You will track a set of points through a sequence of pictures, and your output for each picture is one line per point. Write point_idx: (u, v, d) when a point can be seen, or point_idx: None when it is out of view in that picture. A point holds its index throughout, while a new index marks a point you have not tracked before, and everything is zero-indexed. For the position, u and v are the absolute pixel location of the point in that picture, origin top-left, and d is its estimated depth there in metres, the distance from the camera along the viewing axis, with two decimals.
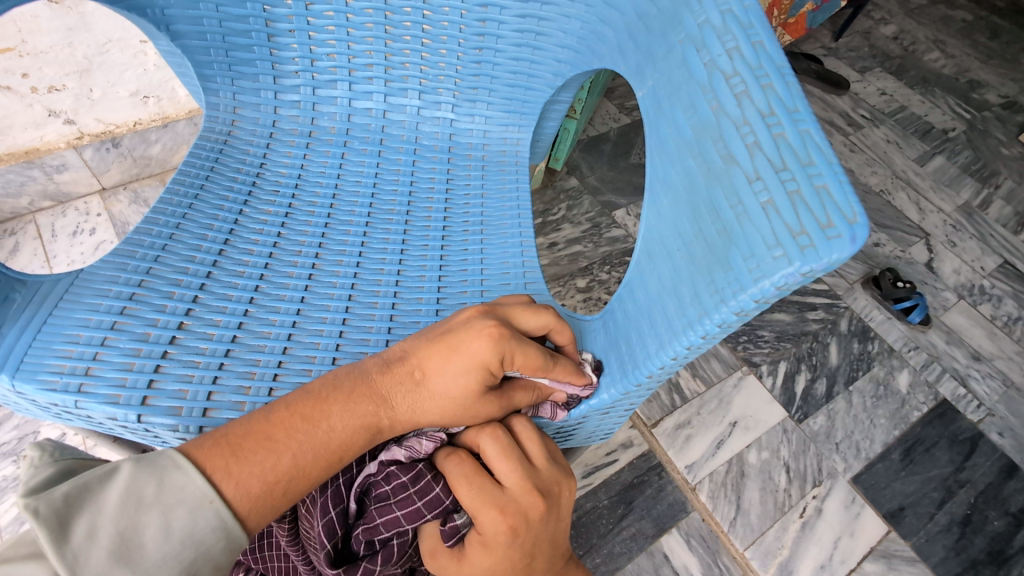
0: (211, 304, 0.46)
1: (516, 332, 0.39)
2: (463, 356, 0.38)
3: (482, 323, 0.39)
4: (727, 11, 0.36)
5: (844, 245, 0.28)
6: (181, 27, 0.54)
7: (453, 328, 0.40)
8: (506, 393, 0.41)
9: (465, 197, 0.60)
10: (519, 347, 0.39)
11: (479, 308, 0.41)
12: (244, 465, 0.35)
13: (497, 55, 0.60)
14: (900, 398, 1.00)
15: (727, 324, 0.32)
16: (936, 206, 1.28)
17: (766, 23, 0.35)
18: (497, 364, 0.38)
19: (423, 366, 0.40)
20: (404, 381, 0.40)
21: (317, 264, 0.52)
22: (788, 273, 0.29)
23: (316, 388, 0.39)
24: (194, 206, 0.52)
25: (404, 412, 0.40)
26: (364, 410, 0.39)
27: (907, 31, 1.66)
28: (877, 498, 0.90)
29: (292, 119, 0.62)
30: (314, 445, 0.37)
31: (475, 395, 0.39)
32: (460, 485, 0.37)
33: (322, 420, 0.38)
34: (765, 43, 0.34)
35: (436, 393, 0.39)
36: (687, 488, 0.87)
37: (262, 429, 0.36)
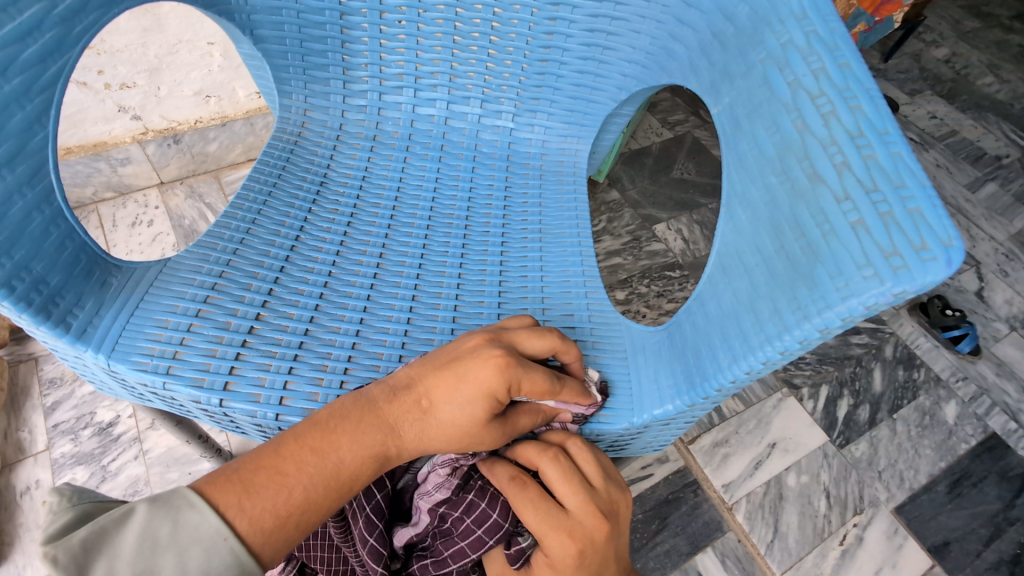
0: (285, 298, 0.47)
1: (523, 360, 0.40)
2: (471, 385, 0.38)
3: (488, 351, 0.39)
4: (811, 32, 0.37)
5: (938, 268, 0.28)
6: (263, 31, 0.57)
7: (459, 355, 0.40)
8: (512, 423, 0.41)
9: (523, 205, 0.61)
10: (524, 375, 0.40)
11: (484, 335, 0.41)
12: (256, 500, 0.35)
13: (562, 67, 0.61)
14: (947, 429, 0.98)
15: (808, 341, 0.33)
16: (988, 234, 1.25)
17: (852, 44, 0.36)
18: (504, 391, 0.39)
19: (429, 393, 0.39)
20: (410, 409, 0.39)
21: (381, 264, 0.53)
22: (879, 293, 0.29)
23: (322, 418, 0.39)
24: (267, 204, 0.54)
25: (412, 440, 0.39)
26: (373, 441, 0.38)
27: (960, 54, 1.63)
28: (920, 530, 0.87)
29: (358, 123, 0.64)
30: (324, 476, 0.37)
31: (481, 424, 0.39)
32: (522, 509, 0.39)
33: (331, 451, 0.37)
34: (852, 64, 0.35)
35: (443, 422, 0.39)
36: (723, 508, 0.87)
37: (273, 462, 0.36)
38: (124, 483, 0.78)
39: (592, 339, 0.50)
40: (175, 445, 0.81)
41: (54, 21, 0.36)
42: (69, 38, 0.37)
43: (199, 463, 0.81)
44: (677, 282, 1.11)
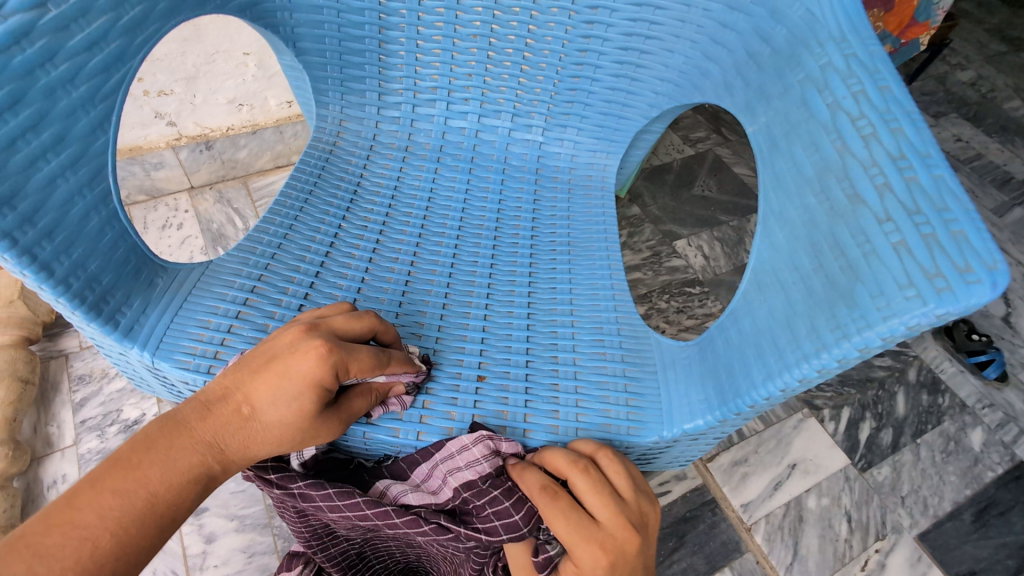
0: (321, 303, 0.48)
1: (346, 345, 0.40)
2: (294, 382, 0.37)
3: (307, 344, 0.38)
4: (852, 57, 0.38)
5: (983, 291, 0.28)
6: (306, 44, 0.59)
7: (276, 353, 0.38)
8: (344, 407, 0.41)
9: (551, 217, 0.62)
10: (351, 360, 0.40)
11: (300, 326, 0.40)
12: (52, 560, 0.31)
13: (594, 83, 0.62)
14: (973, 456, 0.96)
15: (847, 360, 0.33)
16: (1015, 259, 1.23)
17: (892, 69, 0.37)
18: (330, 380, 0.38)
19: (250, 400, 0.38)
20: (229, 418, 0.38)
21: (413, 271, 0.54)
22: (922, 313, 0.29)
23: (123, 453, 0.35)
24: (303, 211, 0.56)
25: (239, 448, 0.38)
26: (192, 460, 0.36)
27: (986, 77, 1.62)
28: (945, 559, 0.85)
29: (391, 134, 0.66)
30: (137, 511, 0.34)
31: (313, 416, 0.38)
32: (552, 519, 0.41)
33: (139, 486, 0.34)
34: (892, 88, 0.36)
35: (271, 425, 0.38)
36: (741, 528, 0.86)
37: (66, 515, 0.32)
38: None
39: (622, 352, 0.50)
40: None
41: (119, 31, 0.38)
42: (131, 48, 0.39)
43: None
44: (697, 299, 1.11)
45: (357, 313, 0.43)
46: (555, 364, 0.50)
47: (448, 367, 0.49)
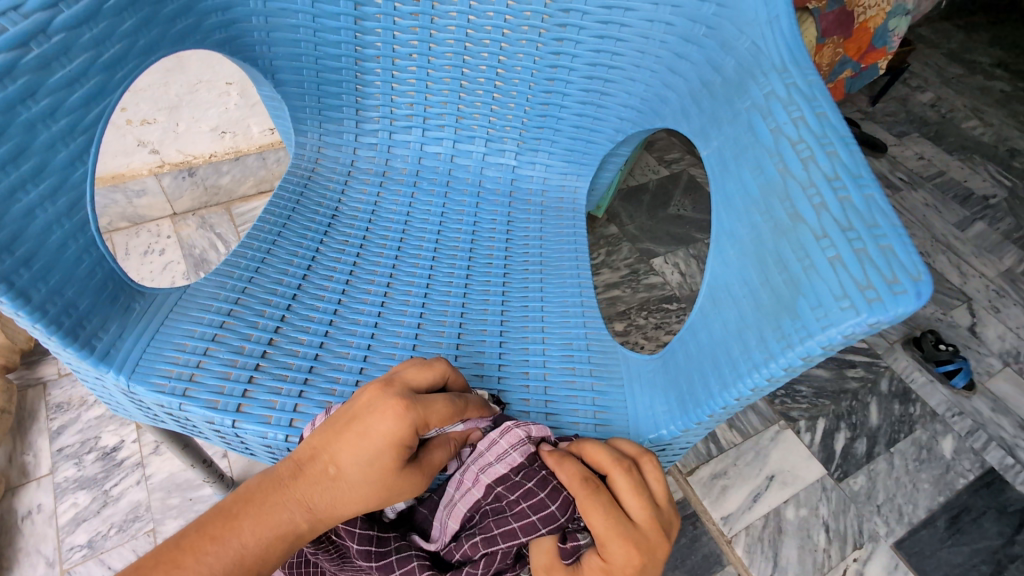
0: (296, 324, 0.50)
1: (422, 400, 0.40)
2: (375, 441, 0.38)
3: (385, 401, 0.39)
4: (791, 85, 0.41)
5: (909, 300, 0.31)
6: (284, 76, 0.61)
7: (357, 412, 0.40)
8: (426, 462, 0.41)
9: (524, 238, 0.64)
10: (429, 415, 0.40)
11: (378, 382, 0.41)
12: None
13: (563, 109, 0.65)
14: (945, 463, 0.98)
15: (792, 368, 0.35)
16: (978, 271, 1.28)
17: (828, 97, 0.40)
18: (409, 437, 0.39)
19: (335, 458, 0.39)
20: (319, 478, 0.39)
21: (389, 292, 0.56)
22: (855, 323, 0.32)
23: (227, 504, 0.38)
24: (281, 235, 0.57)
25: (324, 509, 0.39)
26: (279, 519, 0.38)
27: (944, 99, 1.69)
28: (921, 566, 0.87)
29: (368, 160, 0.68)
30: (227, 563, 0.36)
31: (393, 473, 0.39)
32: (591, 513, 0.39)
33: (233, 536, 0.37)
34: (828, 115, 0.39)
35: (353, 481, 0.39)
36: (722, 540, 0.87)
37: (171, 558, 0.35)
38: (125, 508, 0.79)
39: (590, 366, 0.52)
40: (177, 470, 0.82)
41: (98, 68, 0.40)
42: (111, 84, 0.41)
43: (200, 488, 0.82)
44: (674, 315, 1.13)
45: (432, 363, 0.44)
46: (526, 379, 0.51)
47: None
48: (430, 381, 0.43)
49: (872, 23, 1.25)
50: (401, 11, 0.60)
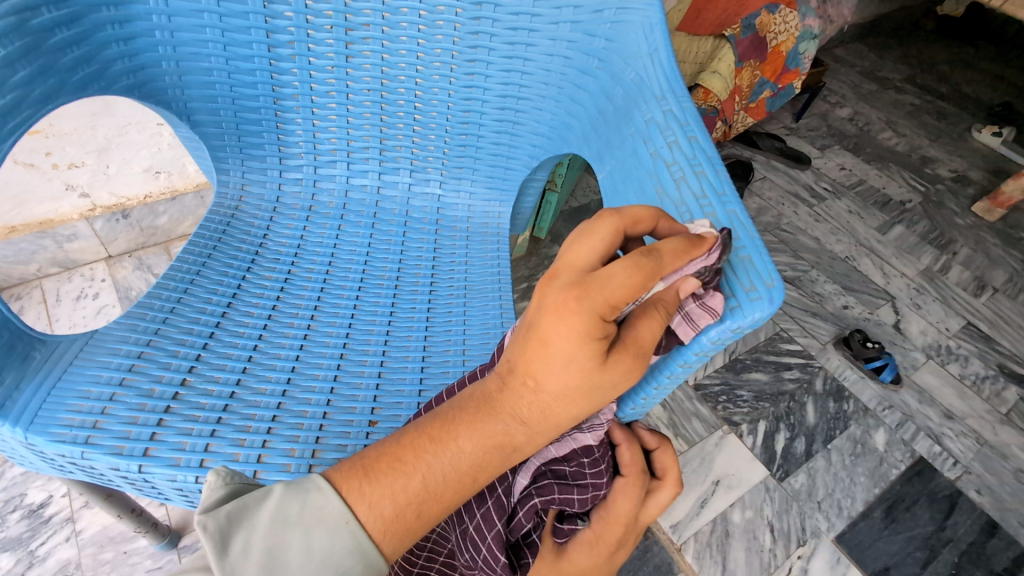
0: (212, 362, 0.50)
1: (595, 278, 0.32)
2: (558, 343, 0.33)
3: (554, 297, 0.33)
4: (668, 111, 0.44)
5: (764, 305, 0.34)
6: (200, 117, 0.61)
7: (533, 319, 0.34)
8: (633, 341, 0.34)
9: (450, 264, 0.66)
10: (610, 296, 0.32)
11: (546, 279, 0.35)
12: (375, 488, 0.34)
13: (480, 138, 0.68)
14: (878, 456, 1.03)
15: (673, 374, 0.38)
16: (899, 271, 1.36)
17: (699, 122, 0.43)
18: (596, 326, 0.32)
19: (526, 366, 0.34)
20: (521, 390, 0.35)
21: (311, 325, 0.56)
22: (721, 329, 0.35)
23: (440, 411, 0.37)
24: (200, 274, 0.57)
25: (533, 417, 0.35)
26: (492, 430, 0.36)
27: (861, 113, 1.82)
28: (861, 558, 0.90)
29: (294, 195, 0.69)
30: (445, 467, 0.35)
31: (593, 369, 0.33)
32: (623, 496, 0.44)
33: (450, 441, 0.35)
34: (699, 138, 0.42)
35: (554, 392, 0.34)
36: (672, 548, 0.88)
37: (393, 452, 0.35)
38: (53, 567, 0.75)
39: None
40: (111, 522, 0.79)
41: None
42: (3, 132, 0.42)
43: (136, 540, 0.79)
44: None
45: (607, 223, 0.35)
46: None
47: (338, 417, 0.49)
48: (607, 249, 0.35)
49: (784, 47, 1.35)
50: (315, 50, 0.61)
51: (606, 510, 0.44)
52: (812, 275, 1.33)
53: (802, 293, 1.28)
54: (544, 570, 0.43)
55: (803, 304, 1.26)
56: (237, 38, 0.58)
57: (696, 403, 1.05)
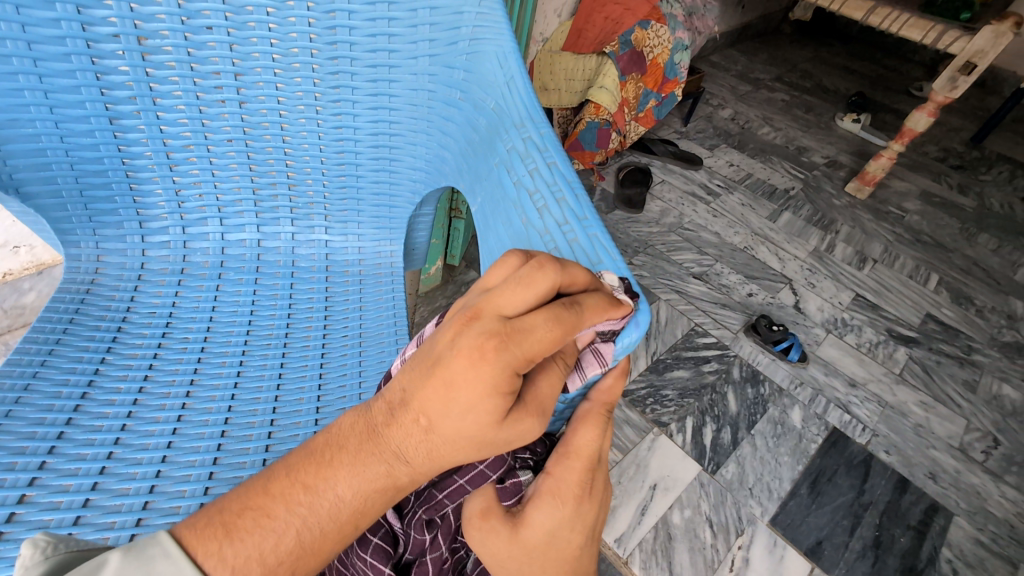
0: (61, 469, 0.42)
1: (516, 332, 0.30)
2: (463, 392, 0.30)
3: (468, 344, 0.31)
4: (528, 139, 0.49)
5: (630, 329, 0.36)
6: (33, 187, 0.53)
7: (441, 355, 0.32)
8: (533, 397, 0.33)
9: (344, 312, 0.62)
10: (528, 351, 0.30)
11: (464, 315, 0.32)
12: (238, 547, 0.31)
13: (359, 179, 0.66)
14: (797, 433, 1.08)
15: (557, 408, 0.40)
16: (792, 255, 1.47)
17: (557, 148, 0.48)
18: (506, 382, 0.30)
19: (422, 407, 0.32)
20: (412, 431, 0.32)
21: (188, 401, 0.50)
22: (594, 358, 0.36)
23: (318, 448, 0.34)
24: (47, 362, 0.50)
25: (422, 463, 0.33)
26: (375, 474, 0.33)
27: (741, 112, 1.96)
28: (795, 536, 0.93)
29: (162, 259, 0.62)
30: (319, 519, 0.32)
31: (493, 427, 0.31)
32: (585, 424, 0.37)
33: (327, 487, 0.32)
34: (557, 163, 0.47)
35: (450, 437, 0.32)
36: (620, 563, 0.85)
37: (261, 504, 0.32)
38: None
39: None
40: None
41: None
42: None
43: None
44: None
45: (541, 268, 0.32)
46: None
47: None
48: (539, 301, 0.32)
49: (661, 59, 1.43)
50: (163, 104, 0.56)
51: (567, 444, 0.37)
52: (717, 269, 1.39)
53: (709, 286, 1.34)
54: (499, 546, 0.36)
55: (712, 297, 1.32)
56: (64, 98, 0.51)
57: (626, 410, 1.06)
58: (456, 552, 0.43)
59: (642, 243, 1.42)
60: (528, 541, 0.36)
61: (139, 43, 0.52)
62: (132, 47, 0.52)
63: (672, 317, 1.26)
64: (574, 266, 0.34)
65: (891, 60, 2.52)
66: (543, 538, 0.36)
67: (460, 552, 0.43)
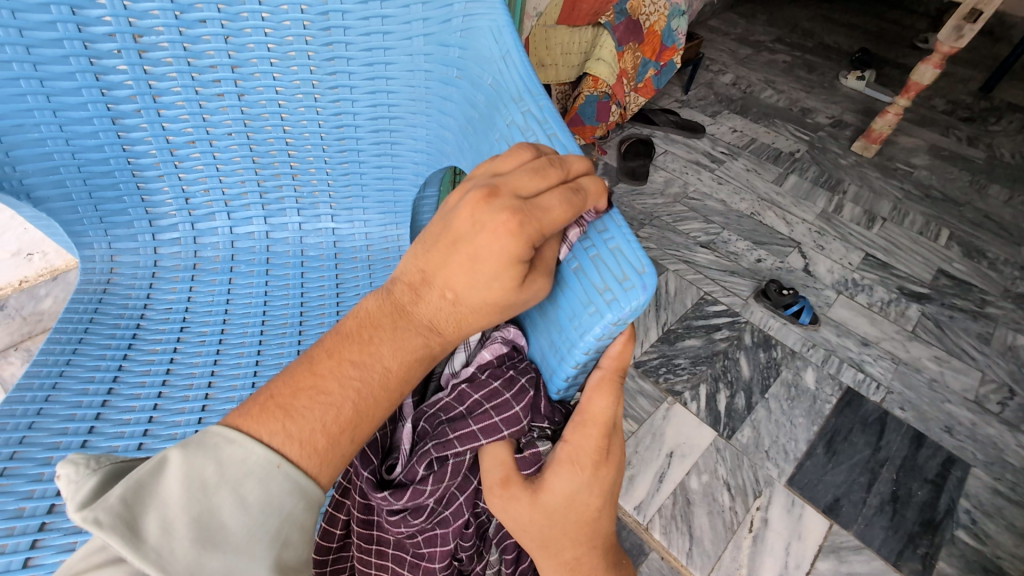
0: (95, 462, 0.44)
1: (536, 208, 0.33)
2: (490, 261, 0.33)
3: (491, 219, 0.32)
4: (527, 112, 0.49)
5: (637, 293, 0.36)
6: (43, 192, 0.54)
7: (460, 233, 0.34)
8: (542, 265, 0.36)
9: (356, 298, 0.63)
10: (547, 223, 0.33)
11: (482, 194, 0.33)
12: (303, 424, 0.32)
13: (362, 164, 0.66)
14: (811, 394, 1.08)
15: (571, 376, 0.40)
16: (800, 218, 1.45)
17: (557, 119, 0.48)
18: (527, 249, 0.33)
19: (448, 282, 0.34)
20: (440, 304, 0.35)
21: (211, 393, 0.51)
22: (603, 324, 0.36)
23: (351, 329, 0.35)
24: (72, 360, 0.51)
25: (452, 331, 0.36)
26: (414, 344, 0.35)
27: (742, 76, 1.93)
28: (813, 495, 0.94)
29: (174, 256, 0.63)
30: (373, 387, 0.34)
31: (516, 290, 0.34)
32: (599, 392, 0.38)
33: (373, 360, 0.34)
34: (558, 135, 0.47)
35: (476, 305, 0.35)
36: (640, 530, 0.87)
37: (312, 382, 0.33)
38: None
39: None
40: None
41: None
42: None
43: None
44: None
45: (551, 164, 0.35)
46: None
47: None
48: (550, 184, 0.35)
49: (658, 26, 1.42)
50: (163, 101, 0.56)
51: (580, 413, 0.38)
52: (724, 236, 1.39)
53: (717, 255, 1.34)
54: (521, 510, 0.37)
55: (721, 265, 1.32)
56: (67, 101, 0.52)
57: (639, 380, 1.07)
58: (478, 517, 0.45)
59: (648, 215, 1.41)
60: (548, 505, 0.37)
61: (136, 41, 0.52)
62: (128, 46, 0.52)
63: (681, 286, 1.26)
64: (573, 158, 0.37)
65: (895, 13, 2.45)
66: (563, 501, 0.37)
67: (482, 516, 0.45)
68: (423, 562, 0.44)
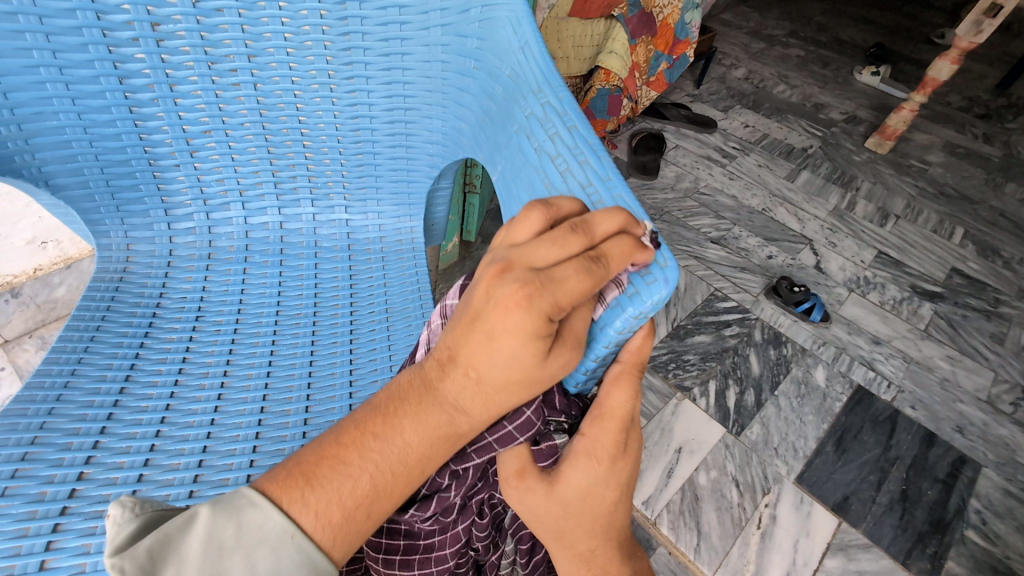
0: (113, 448, 0.44)
1: (551, 280, 0.32)
2: (506, 339, 0.32)
3: (506, 292, 0.32)
4: (546, 104, 0.49)
5: (659, 286, 0.36)
6: (62, 179, 0.54)
7: (478, 309, 0.33)
8: (569, 334, 0.34)
9: (369, 290, 0.63)
10: (562, 297, 0.32)
11: (495, 268, 0.33)
12: (319, 495, 0.32)
13: (376, 155, 0.66)
14: (821, 392, 1.08)
15: (589, 370, 0.40)
16: (812, 215, 1.44)
17: (576, 111, 0.48)
18: (542, 326, 0.31)
19: (470, 360, 0.33)
20: (461, 380, 0.34)
21: (226, 382, 0.52)
22: (624, 317, 0.36)
23: (379, 402, 0.35)
24: (90, 347, 0.51)
25: (478, 411, 0.34)
26: (437, 421, 0.34)
27: (754, 71, 1.91)
28: (822, 493, 0.94)
29: (189, 245, 0.63)
30: (392, 462, 0.33)
31: (538, 366, 0.32)
32: (617, 386, 0.38)
33: (393, 434, 0.34)
34: (577, 127, 0.47)
35: (500, 384, 0.33)
36: (648, 524, 0.87)
37: (335, 453, 0.33)
38: None
39: None
40: None
41: None
42: None
43: None
44: None
45: (572, 231, 0.34)
46: None
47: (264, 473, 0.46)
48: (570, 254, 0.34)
49: (671, 19, 1.40)
50: (180, 90, 0.56)
51: (598, 406, 0.38)
52: (735, 233, 1.38)
53: (728, 251, 1.33)
54: (537, 500, 0.37)
55: (731, 261, 1.31)
56: (85, 89, 0.52)
57: (648, 375, 1.06)
58: (493, 508, 0.45)
59: (659, 210, 1.40)
60: (564, 496, 0.37)
61: (153, 29, 0.52)
62: (146, 34, 0.52)
63: (691, 282, 1.25)
64: (599, 221, 0.35)
65: (911, 7, 2.42)
66: (580, 493, 0.37)
67: (497, 507, 0.46)
68: (433, 553, 0.44)
